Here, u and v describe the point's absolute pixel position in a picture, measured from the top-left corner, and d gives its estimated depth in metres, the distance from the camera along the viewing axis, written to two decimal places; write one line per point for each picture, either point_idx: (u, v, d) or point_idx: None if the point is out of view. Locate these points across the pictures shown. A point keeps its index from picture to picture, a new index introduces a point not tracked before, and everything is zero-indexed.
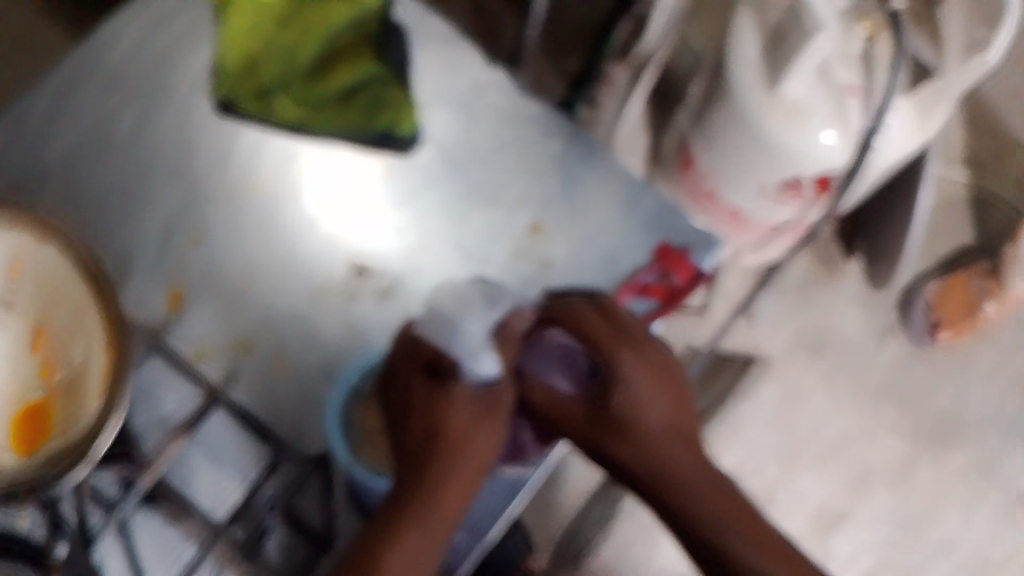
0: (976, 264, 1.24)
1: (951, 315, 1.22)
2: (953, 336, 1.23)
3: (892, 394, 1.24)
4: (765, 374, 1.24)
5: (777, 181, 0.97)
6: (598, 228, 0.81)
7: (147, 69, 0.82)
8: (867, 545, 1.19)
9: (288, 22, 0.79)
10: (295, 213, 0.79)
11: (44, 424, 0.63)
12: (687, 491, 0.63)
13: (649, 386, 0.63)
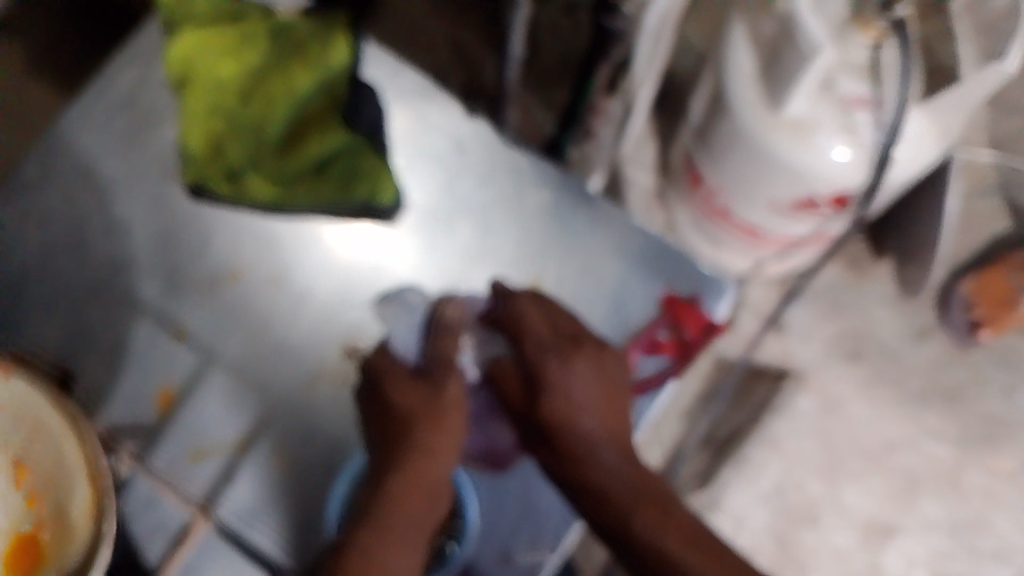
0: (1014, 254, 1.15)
1: (993, 310, 1.15)
2: (997, 331, 1.16)
3: (936, 398, 1.18)
4: (800, 387, 1.18)
5: (792, 199, 0.91)
6: (598, 280, 0.77)
7: (116, 154, 0.77)
8: (917, 558, 1.15)
9: (252, 98, 0.75)
10: (282, 296, 0.75)
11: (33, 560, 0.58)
12: (616, 496, 0.64)
13: (587, 373, 0.68)
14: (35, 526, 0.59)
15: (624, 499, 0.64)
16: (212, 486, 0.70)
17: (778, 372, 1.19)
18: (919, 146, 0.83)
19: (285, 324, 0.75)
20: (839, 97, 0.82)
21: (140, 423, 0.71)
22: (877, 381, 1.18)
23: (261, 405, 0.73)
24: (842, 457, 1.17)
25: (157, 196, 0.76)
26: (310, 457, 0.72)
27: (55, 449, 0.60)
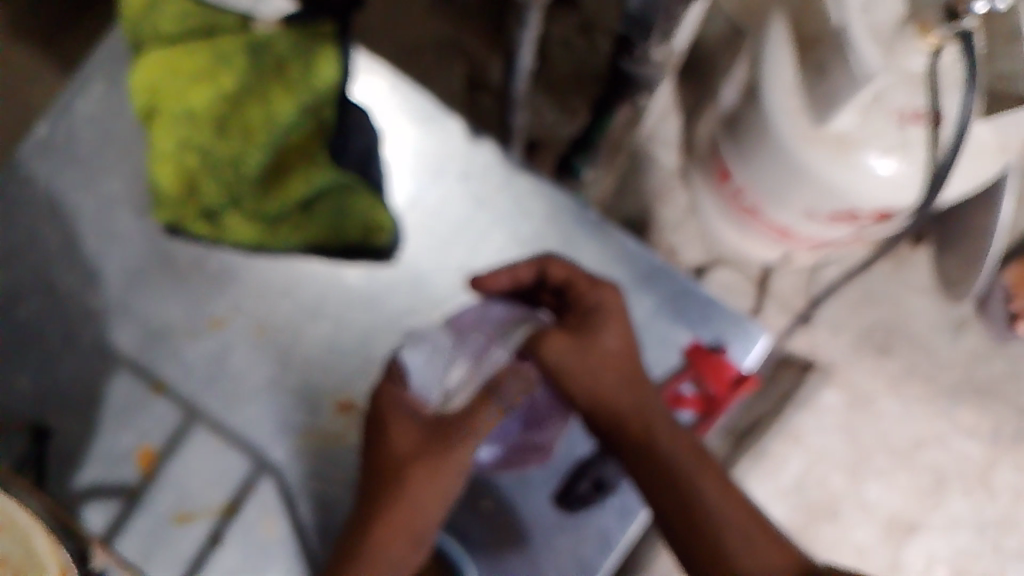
0: None
1: None
2: None
3: (969, 391, 1.11)
4: (826, 379, 1.10)
5: (829, 210, 0.82)
6: None
7: (87, 187, 0.71)
8: (940, 555, 1.07)
9: (227, 127, 0.67)
10: (269, 344, 0.69)
11: None
12: (682, 480, 0.56)
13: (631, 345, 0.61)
14: None
15: (691, 478, 0.56)
16: (196, 552, 0.65)
17: (804, 364, 1.10)
18: (975, 164, 0.74)
19: (272, 375, 0.69)
20: (887, 109, 0.72)
21: (120, 485, 0.66)
22: (908, 375, 1.10)
23: (247, 463, 0.67)
24: (868, 452, 1.08)
25: (132, 231, 0.71)
26: (299, 522, 0.66)
27: None
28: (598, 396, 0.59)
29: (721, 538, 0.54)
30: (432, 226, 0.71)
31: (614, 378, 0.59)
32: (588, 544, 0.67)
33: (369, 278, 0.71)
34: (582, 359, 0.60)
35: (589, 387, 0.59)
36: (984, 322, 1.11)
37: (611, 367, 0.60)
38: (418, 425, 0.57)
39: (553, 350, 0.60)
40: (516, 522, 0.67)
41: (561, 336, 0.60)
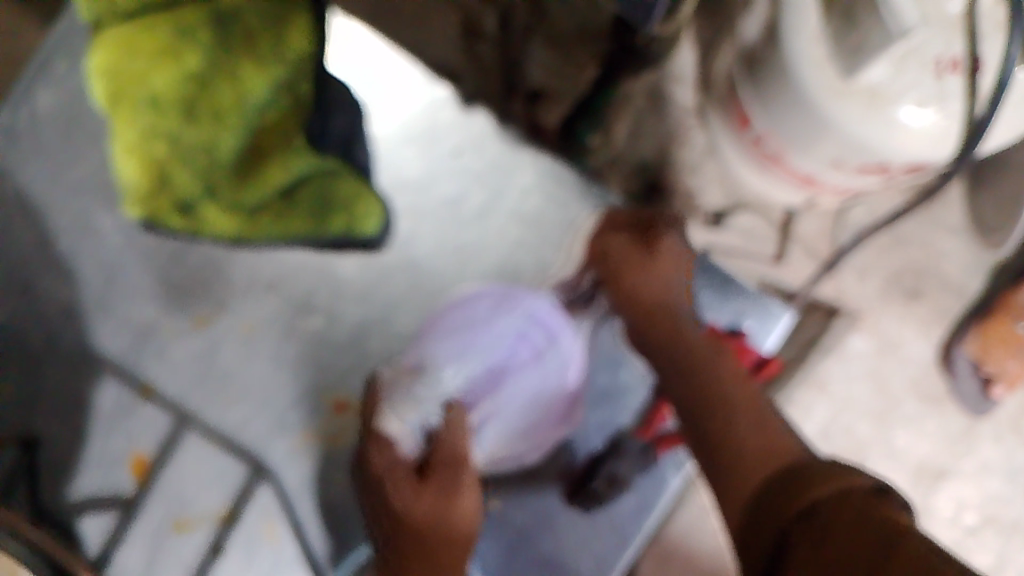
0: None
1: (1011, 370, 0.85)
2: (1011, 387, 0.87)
3: None
4: (855, 324, 0.90)
5: (858, 163, 0.73)
6: None
7: (54, 179, 0.66)
8: (973, 504, 0.88)
9: (195, 110, 0.59)
10: (259, 341, 0.66)
11: None
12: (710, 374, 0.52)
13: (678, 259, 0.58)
14: None
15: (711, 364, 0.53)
16: (197, 560, 0.63)
17: (829, 310, 0.91)
18: (1014, 116, 0.66)
19: (266, 373, 0.65)
20: (924, 58, 0.65)
21: (114, 493, 0.63)
22: (946, 322, 0.91)
23: (244, 467, 0.64)
24: (897, 398, 0.89)
25: (106, 225, 0.66)
26: (300, 527, 0.64)
27: None
28: (649, 288, 0.57)
29: (731, 410, 0.50)
30: (423, 208, 0.67)
31: (662, 272, 0.57)
32: (602, 538, 0.64)
33: (361, 267, 0.67)
34: (643, 259, 0.57)
35: (638, 281, 0.57)
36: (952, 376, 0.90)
37: (657, 262, 0.57)
38: (426, 487, 0.52)
39: (615, 238, 0.58)
40: (530, 514, 0.64)
41: (626, 239, 0.58)
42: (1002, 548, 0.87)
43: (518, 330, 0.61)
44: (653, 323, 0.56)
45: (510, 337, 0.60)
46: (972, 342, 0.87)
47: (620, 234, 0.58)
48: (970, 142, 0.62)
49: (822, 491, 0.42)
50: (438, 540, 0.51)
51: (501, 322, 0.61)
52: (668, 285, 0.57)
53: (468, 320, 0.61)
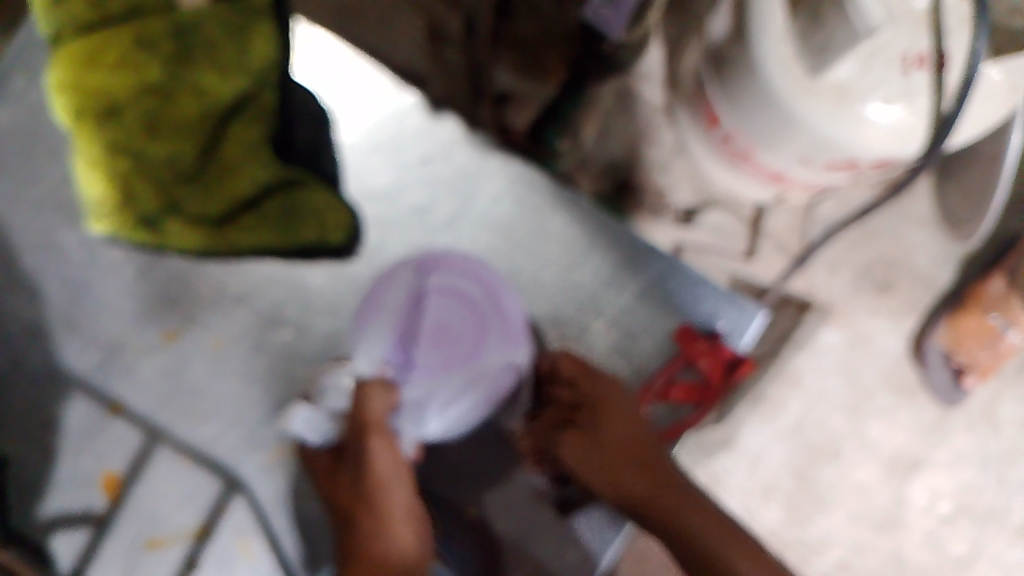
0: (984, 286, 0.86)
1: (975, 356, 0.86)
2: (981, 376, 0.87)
3: None
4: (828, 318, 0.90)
5: (828, 160, 0.73)
6: (580, 303, 0.66)
7: (14, 194, 0.65)
8: (945, 491, 0.89)
9: (157, 121, 0.60)
10: (229, 355, 0.65)
11: None
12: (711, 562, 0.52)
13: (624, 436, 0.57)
14: None
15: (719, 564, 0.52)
16: None
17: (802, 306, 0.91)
18: (983, 112, 0.67)
19: (237, 387, 0.64)
20: (891, 55, 0.65)
21: (85, 511, 0.63)
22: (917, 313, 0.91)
23: (217, 483, 0.64)
24: (871, 390, 0.89)
25: (69, 241, 0.65)
26: (276, 540, 0.63)
27: None
28: (618, 477, 0.56)
29: None
30: (393, 217, 0.66)
31: (622, 460, 0.56)
32: (581, 542, 0.64)
33: (330, 277, 0.65)
34: (597, 454, 0.56)
35: (610, 474, 0.56)
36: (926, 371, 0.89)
37: (608, 458, 0.56)
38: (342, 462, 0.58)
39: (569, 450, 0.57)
40: (510, 516, 0.64)
41: (575, 437, 0.57)
42: (968, 527, 0.87)
43: (443, 293, 0.58)
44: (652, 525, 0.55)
45: (433, 305, 0.57)
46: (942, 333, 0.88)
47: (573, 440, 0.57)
48: (938, 134, 0.63)
49: None
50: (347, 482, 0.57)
51: (389, 293, 0.57)
52: (640, 469, 0.56)
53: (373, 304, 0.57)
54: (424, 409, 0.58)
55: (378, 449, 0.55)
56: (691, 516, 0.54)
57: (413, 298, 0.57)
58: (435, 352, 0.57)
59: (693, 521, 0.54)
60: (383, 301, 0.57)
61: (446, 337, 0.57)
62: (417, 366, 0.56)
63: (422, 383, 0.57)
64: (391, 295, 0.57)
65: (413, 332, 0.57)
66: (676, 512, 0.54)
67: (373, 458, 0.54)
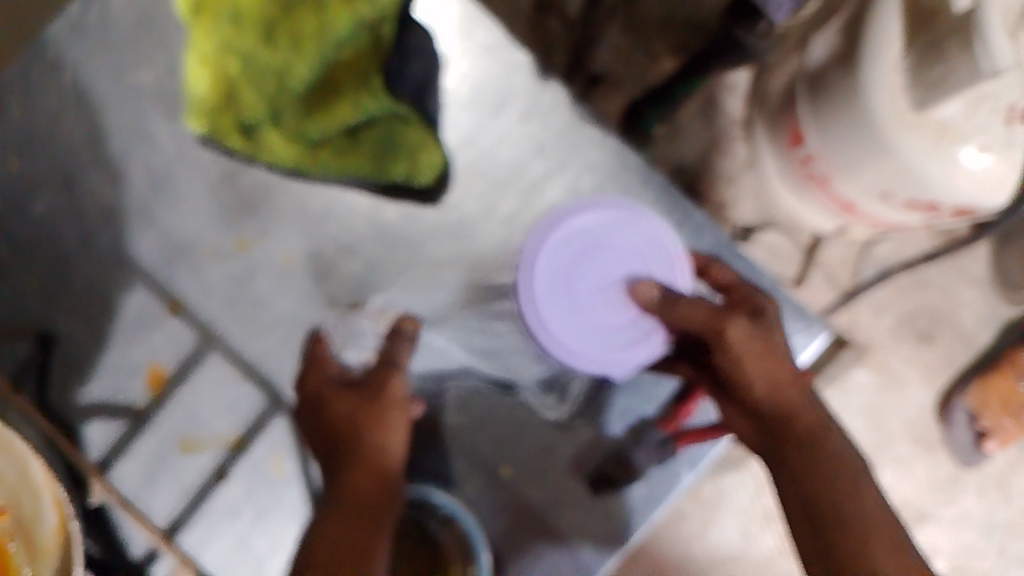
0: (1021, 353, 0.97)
1: (1001, 422, 0.96)
2: (1004, 443, 0.98)
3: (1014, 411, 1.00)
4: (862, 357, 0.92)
5: (907, 199, 0.74)
6: None
7: (117, 78, 0.65)
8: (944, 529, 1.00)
9: (274, 32, 0.57)
10: (297, 277, 0.65)
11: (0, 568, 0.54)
12: (828, 482, 0.51)
13: (778, 335, 0.56)
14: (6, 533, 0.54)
15: (844, 488, 0.51)
16: (199, 482, 0.63)
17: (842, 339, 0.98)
18: None
19: (299, 307, 0.65)
20: (998, 104, 0.66)
21: (127, 403, 0.63)
22: (948, 369, 1.01)
23: (262, 398, 0.64)
24: (893, 439, 1.00)
25: (158, 136, 0.65)
26: (309, 466, 0.63)
27: (20, 467, 0.52)
28: (776, 383, 0.54)
29: (864, 531, 0.49)
30: (484, 168, 0.66)
31: (780, 373, 0.55)
32: (608, 524, 0.64)
33: (405, 215, 0.66)
34: (767, 349, 0.55)
35: (766, 375, 0.54)
36: (948, 440, 1.00)
37: (772, 354, 0.55)
38: (353, 393, 0.57)
39: (739, 332, 0.55)
40: (539, 493, 0.64)
41: (748, 326, 0.55)
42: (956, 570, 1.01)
43: (641, 263, 0.63)
44: (795, 422, 0.54)
45: (627, 258, 0.63)
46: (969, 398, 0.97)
47: (745, 331, 0.55)
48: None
49: None
50: (346, 415, 0.56)
51: (625, 226, 0.63)
52: (797, 395, 0.55)
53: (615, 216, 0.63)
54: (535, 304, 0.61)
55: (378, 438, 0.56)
56: (838, 453, 0.52)
57: (621, 244, 0.63)
58: (597, 284, 0.62)
59: (842, 455, 0.52)
60: (603, 220, 0.63)
61: (617, 285, 0.62)
62: (574, 276, 0.62)
63: (564, 290, 0.61)
64: (625, 226, 0.63)
65: (597, 255, 0.62)
66: (823, 438, 0.53)
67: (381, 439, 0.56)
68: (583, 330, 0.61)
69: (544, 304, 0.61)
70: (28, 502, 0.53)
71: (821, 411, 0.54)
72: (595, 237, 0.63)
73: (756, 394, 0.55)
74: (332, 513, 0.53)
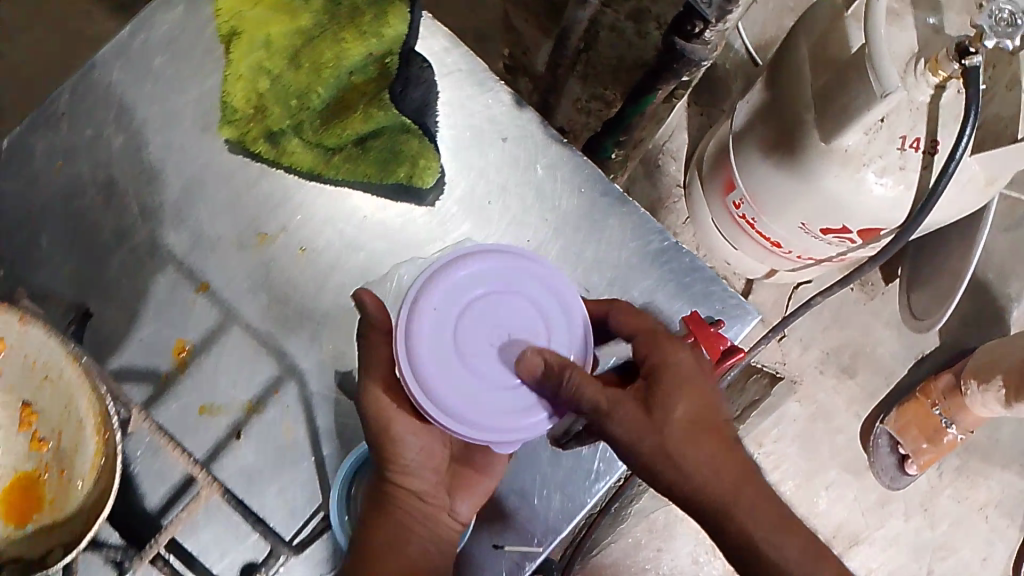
0: (937, 384, 1.13)
1: (917, 443, 1.14)
2: (923, 467, 1.16)
3: (940, 442, 1.13)
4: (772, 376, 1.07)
5: (823, 228, 0.91)
6: (612, 271, 0.76)
7: (156, 96, 0.76)
8: (871, 539, 1.18)
9: (300, 58, 0.72)
10: (308, 268, 0.75)
11: (37, 493, 0.62)
12: (771, 560, 0.52)
13: (690, 409, 0.54)
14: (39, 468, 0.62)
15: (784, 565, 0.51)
16: (217, 441, 0.71)
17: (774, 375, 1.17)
18: (960, 193, 0.82)
19: (309, 291, 0.74)
20: (893, 133, 0.80)
21: (154, 373, 0.72)
22: (869, 398, 1.20)
23: (275, 368, 0.73)
24: (823, 462, 1.19)
25: (189, 145, 0.75)
26: (316, 430, 0.72)
27: (65, 401, 0.60)
28: (709, 468, 0.52)
29: None
30: (469, 177, 0.77)
31: (715, 477, 0.52)
32: (573, 485, 0.74)
33: (401, 214, 0.76)
34: (664, 430, 0.53)
35: (695, 459, 0.52)
36: (871, 457, 1.18)
37: (700, 432, 0.53)
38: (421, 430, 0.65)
39: (654, 403, 0.53)
40: (516, 454, 0.74)
41: (632, 410, 0.53)
42: None
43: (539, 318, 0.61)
44: (737, 507, 0.52)
45: (525, 316, 0.60)
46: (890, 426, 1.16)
47: (635, 416, 0.53)
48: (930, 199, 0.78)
49: None
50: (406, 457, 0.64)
51: (527, 278, 0.61)
52: (743, 489, 0.53)
53: (519, 262, 0.62)
54: (418, 347, 0.58)
55: (407, 490, 0.65)
56: (779, 540, 0.52)
57: (526, 292, 0.61)
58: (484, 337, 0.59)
59: (779, 535, 0.52)
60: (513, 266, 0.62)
61: (505, 341, 0.59)
62: (463, 320, 0.59)
63: (450, 337, 0.58)
64: (530, 276, 0.61)
65: (494, 301, 0.60)
66: (766, 537, 0.52)
67: (409, 492, 0.65)
68: (464, 383, 0.58)
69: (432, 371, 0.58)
70: (68, 435, 0.61)
71: (757, 494, 0.52)
72: (496, 283, 0.61)
73: (676, 483, 0.53)
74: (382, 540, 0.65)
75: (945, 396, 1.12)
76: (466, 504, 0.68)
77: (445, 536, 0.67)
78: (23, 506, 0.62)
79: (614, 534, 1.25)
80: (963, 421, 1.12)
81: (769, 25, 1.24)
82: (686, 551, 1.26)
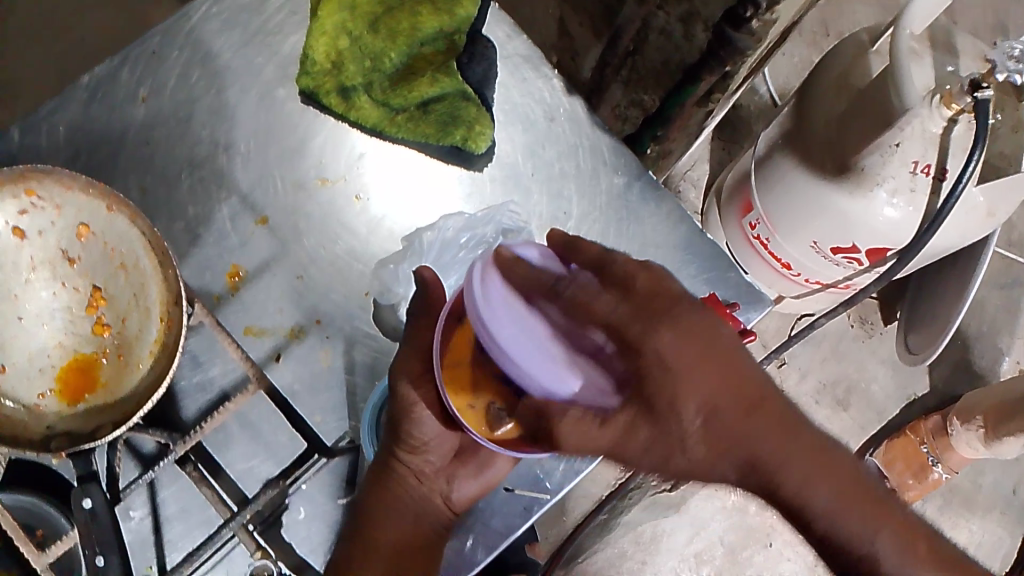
0: (926, 423, 1.18)
1: (903, 479, 1.18)
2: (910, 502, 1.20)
3: (926, 479, 1.17)
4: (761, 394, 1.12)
5: (834, 248, 0.97)
6: (640, 250, 0.82)
7: (241, 46, 0.83)
8: None
9: (378, 23, 0.78)
10: (361, 214, 0.81)
11: (92, 375, 0.66)
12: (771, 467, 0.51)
13: (678, 318, 0.48)
14: (97, 351, 0.67)
15: (773, 465, 0.51)
16: (261, 359, 0.76)
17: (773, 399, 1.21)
18: (961, 221, 0.89)
19: (360, 235, 0.80)
20: (905, 159, 0.86)
21: (207, 292, 0.77)
22: (859, 432, 1.25)
23: (321, 300, 0.78)
24: None
25: (265, 93, 0.82)
26: (352, 361, 0.77)
27: (139, 287, 0.67)
28: (691, 376, 0.48)
29: (802, 494, 0.52)
30: (517, 150, 0.84)
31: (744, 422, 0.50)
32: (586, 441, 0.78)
33: (453, 174, 0.82)
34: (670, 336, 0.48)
35: (686, 367, 0.48)
36: None
37: (723, 375, 0.49)
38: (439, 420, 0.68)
39: (673, 354, 0.47)
40: None
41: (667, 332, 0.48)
42: None
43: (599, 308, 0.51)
44: (723, 411, 0.49)
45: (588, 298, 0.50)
46: (879, 461, 1.20)
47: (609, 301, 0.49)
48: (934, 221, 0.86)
49: (856, 512, 0.53)
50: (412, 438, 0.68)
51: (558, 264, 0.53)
52: (773, 431, 0.51)
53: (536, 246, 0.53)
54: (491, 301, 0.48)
55: (409, 468, 0.69)
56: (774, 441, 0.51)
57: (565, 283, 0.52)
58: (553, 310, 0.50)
59: (772, 441, 0.51)
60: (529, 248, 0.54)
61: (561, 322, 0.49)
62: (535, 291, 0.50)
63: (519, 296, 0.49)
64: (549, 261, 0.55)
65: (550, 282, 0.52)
66: (817, 470, 0.52)
67: (409, 469, 0.69)
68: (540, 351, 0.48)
69: (490, 311, 0.48)
70: (133, 323, 0.67)
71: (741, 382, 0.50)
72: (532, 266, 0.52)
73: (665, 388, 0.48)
74: (370, 519, 0.68)
75: (932, 434, 1.16)
76: (463, 492, 0.71)
77: (440, 514, 0.71)
78: (78, 386, 0.66)
79: (600, 542, 1.18)
80: (948, 460, 1.16)
81: (793, 76, 1.33)
82: (669, 566, 1.18)
